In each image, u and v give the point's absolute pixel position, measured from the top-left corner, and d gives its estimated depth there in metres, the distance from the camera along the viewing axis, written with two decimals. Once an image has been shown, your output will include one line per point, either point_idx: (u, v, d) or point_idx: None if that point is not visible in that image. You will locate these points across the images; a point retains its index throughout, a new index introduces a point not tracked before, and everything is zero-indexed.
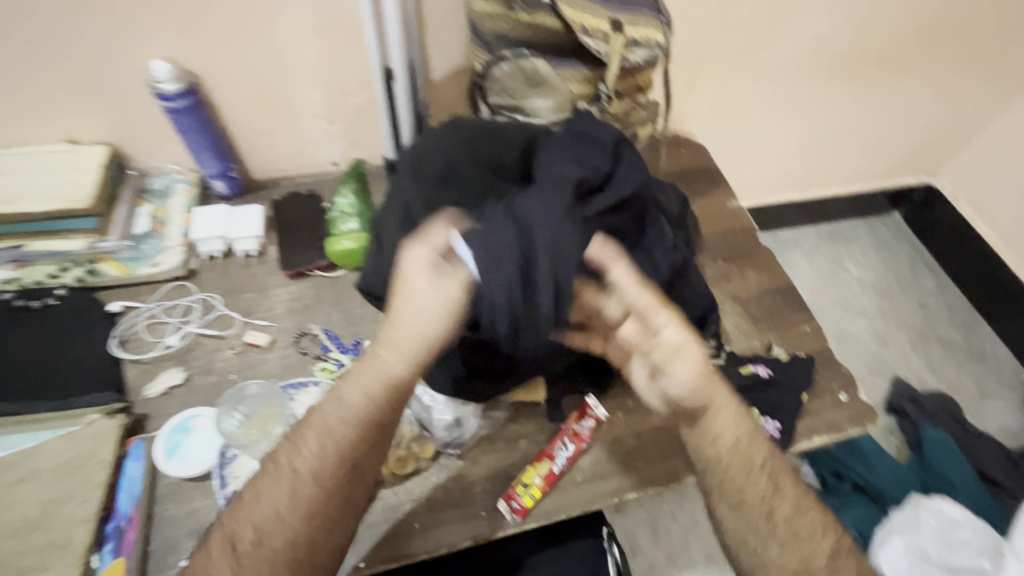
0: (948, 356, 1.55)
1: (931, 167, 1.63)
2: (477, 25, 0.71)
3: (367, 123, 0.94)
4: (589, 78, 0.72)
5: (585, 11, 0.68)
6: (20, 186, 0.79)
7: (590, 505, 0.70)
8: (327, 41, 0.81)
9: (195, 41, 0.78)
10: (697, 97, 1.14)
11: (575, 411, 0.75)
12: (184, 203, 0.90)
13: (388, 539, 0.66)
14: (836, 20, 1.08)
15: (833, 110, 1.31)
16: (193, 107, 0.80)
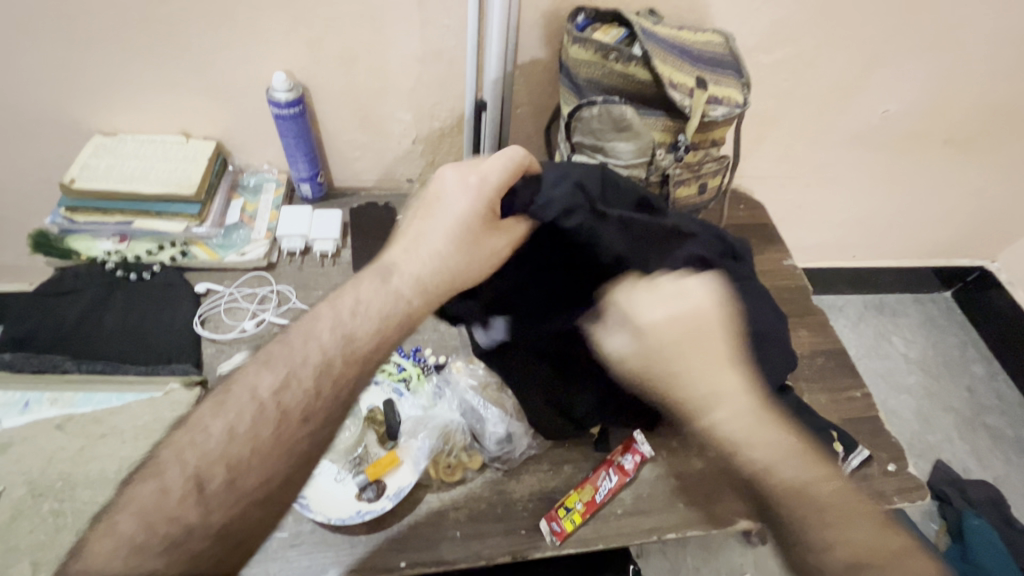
0: (996, 446, 1.49)
1: (988, 252, 1.61)
2: (569, 70, 0.77)
3: (448, 147, 1.00)
4: (670, 128, 0.77)
5: (674, 67, 0.73)
6: (137, 169, 0.87)
7: (627, 539, 0.71)
8: (427, 70, 0.89)
9: (313, 60, 0.86)
10: (760, 156, 1.18)
11: (621, 445, 0.77)
12: (272, 200, 0.97)
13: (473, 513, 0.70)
14: (906, 98, 1.11)
15: (894, 184, 1.32)
16: (299, 116, 0.88)
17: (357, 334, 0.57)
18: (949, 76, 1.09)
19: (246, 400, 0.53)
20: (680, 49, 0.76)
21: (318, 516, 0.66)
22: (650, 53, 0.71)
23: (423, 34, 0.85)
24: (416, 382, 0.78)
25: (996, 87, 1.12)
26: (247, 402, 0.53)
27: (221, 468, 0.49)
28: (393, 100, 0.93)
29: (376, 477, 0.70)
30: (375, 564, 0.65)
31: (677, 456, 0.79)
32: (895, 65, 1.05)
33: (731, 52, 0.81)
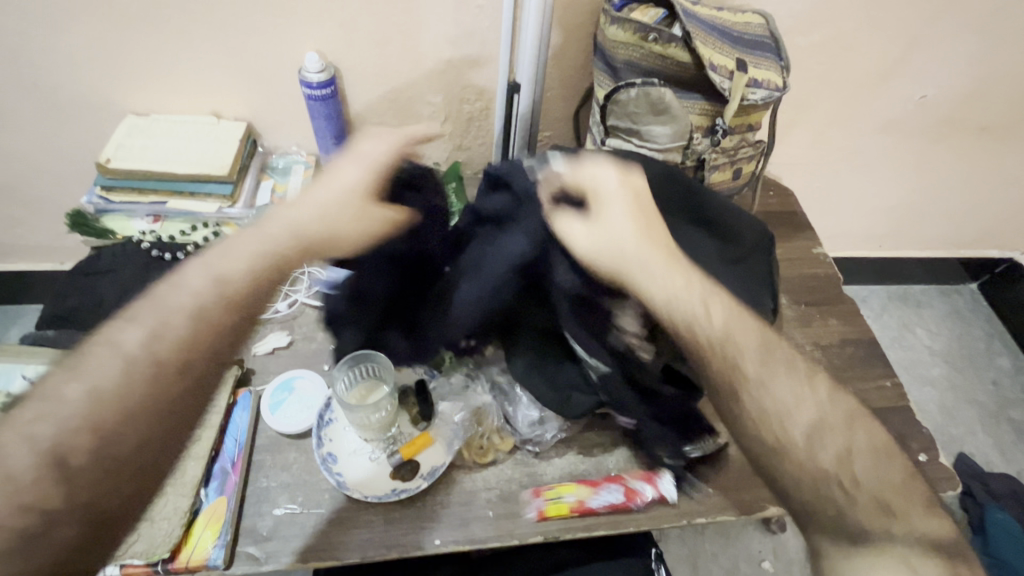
0: (1019, 439, 1.47)
1: (1018, 243, 1.58)
2: (608, 51, 0.76)
3: (476, 130, 1.00)
4: (709, 111, 0.76)
5: (714, 49, 0.72)
6: (168, 149, 0.88)
7: (658, 523, 0.71)
8: (459, 51, 0.88)
9: (345, 40, 0.86)
10: (791, 143, 1.16)
11: (641, 475, 0.75)
12: (301, 181, 0.97)
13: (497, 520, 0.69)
14: (945, 83, 1.08)
15: (925, 173, 1.29)
16: (331, 96, 0.88)
17: (230, 279, 0.56)
18: (989, 61, 1.05)
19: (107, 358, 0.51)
20: (720, 30, 0.74)
21: (354, 492, 0.68)
22: (691, 34, 0.70)
23: (457, 15, 0.83)
24: (448, 366, 0.78)
25: None
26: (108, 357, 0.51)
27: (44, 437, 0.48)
28: (422, 84, 0.92)
29: (410, 456, 0.71)
30: (409, 541, 0.66)
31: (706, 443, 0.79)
32: (935, 48, 1.02)
33: (771, 34, 0.79)
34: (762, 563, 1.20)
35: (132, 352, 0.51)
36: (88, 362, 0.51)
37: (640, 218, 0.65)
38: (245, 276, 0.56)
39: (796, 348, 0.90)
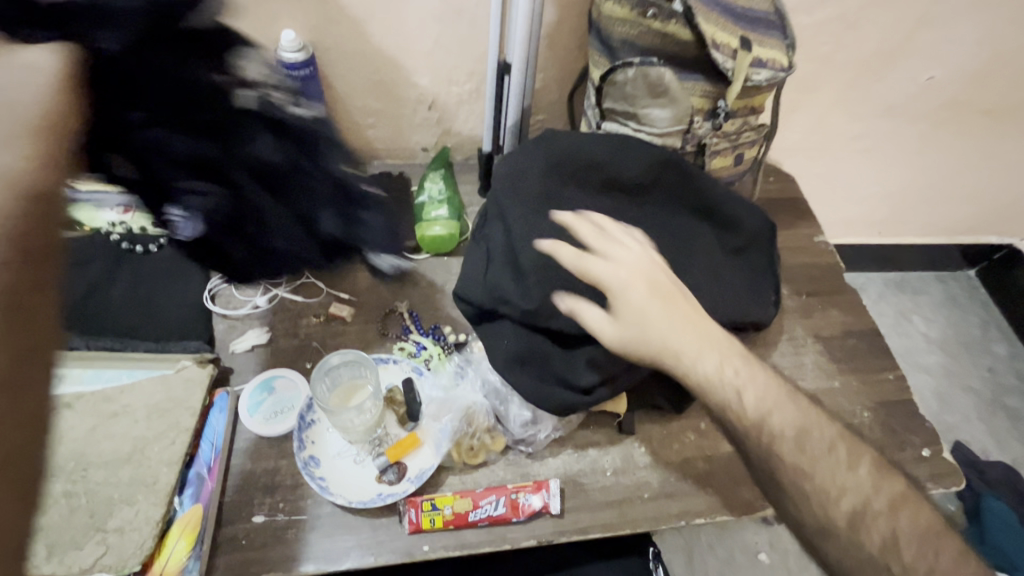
0: (1014, 426, 1.47)
1: (1017, 229, 1.56)
2: (605, 29, 0.71)
3: (465, 113, 0.95)
4: (710, 94, 0.71)
5: (718, 26, 0.67)
6: None
7: (655, 525, 0.69)
8: (446, 28, 0.83)
9: (323, 16, 0.80)
10: (792, 126, 1.11)
11: (532, 482, 0.69)
12: None
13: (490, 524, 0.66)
14: (954, 63, 1.04)
15: (928, 157, 1.26)
16: (311, 77, 0.83)
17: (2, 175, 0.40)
18: (999, 40, 1.01)
19: None
20: (724, 7, 0.70)
21: (338, 498, 0.64)
22: (693, 10, 0.65)
23: None
24: (436, 362, 0.76)
25: None
26: None
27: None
28: (407, 63, 0.87)
29: (397, 458, 0.68)
30: (397, 548, 0.63)
31: (704, 440, 0.76)
32: (944, 26, 0.97)
33: (776, 13, 0.75)
34: (757, 554, 1.19)
35: None
36: None
37: (659, 301, 0.54)
38: (11, 161, 0.41)
39: (797, 341, 0.87)
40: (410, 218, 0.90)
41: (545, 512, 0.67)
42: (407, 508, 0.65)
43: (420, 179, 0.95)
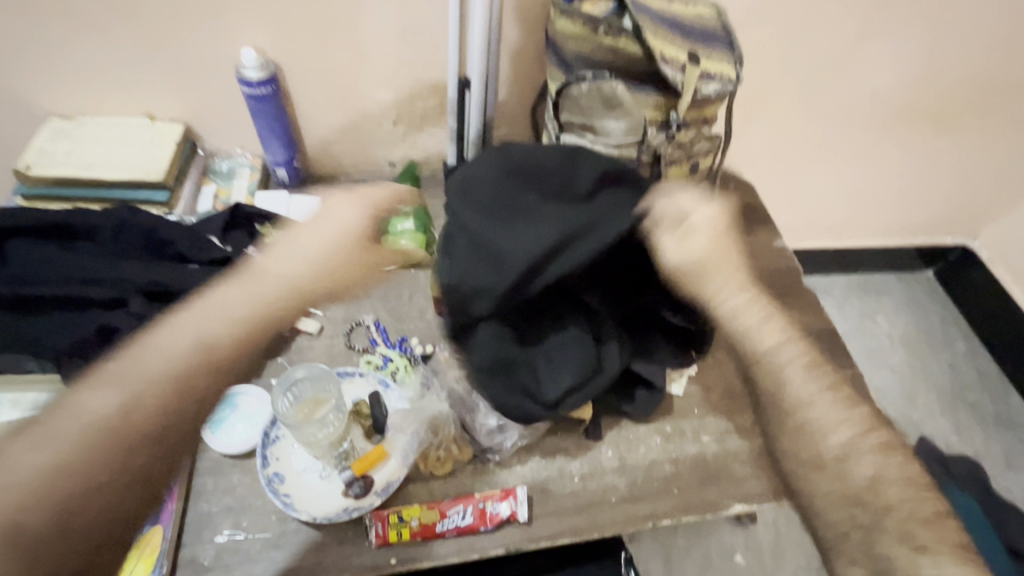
0: (975, 420, 1.52)
1: (969, 229, 1.62)
2: (558, 46, 0.74)
3: (430, 128, 0.96)
4: (662, 106, 0.74)
5: (666, 41, 0.70)
6: (97, 154, 0.83)
7: (622, 528, 0.70)
8: (406, 45, 0.84)
9: (283, 35, 0.81)
10: (749, 136, 1.15)
11: (500, 489, 0.69)
12: (246, 186, 0.93)
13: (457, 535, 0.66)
14: (894, 75, 1.09)
15: (878, 164, 1.31)
16: (272, 96, 0.84)
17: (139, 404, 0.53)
18: (934, 52, 1.07)
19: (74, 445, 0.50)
20: (672, 23, 0.73)
21: (303, 515, 0.64)
22: (641, 26, 0.69)
23: (402, 7, 0.80)
24: (403, 373, 0.76)
25: (982, 61, 1.11)
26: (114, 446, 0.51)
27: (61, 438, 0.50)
28: (369, 80, 0.88)
29: (363, 472, 0.67)
30: (363, 562, 0.63)
31: (670, 442, 0.77)
32: (883, 40, 1.02)
33: (723, 26, 0.78)
34: (734, 556, 1.20)
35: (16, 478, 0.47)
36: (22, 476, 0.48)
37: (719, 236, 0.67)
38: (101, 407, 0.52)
39: None
40: None
41: (513, 520, 0.68)
42: (374, 521, 0.65)
43: None
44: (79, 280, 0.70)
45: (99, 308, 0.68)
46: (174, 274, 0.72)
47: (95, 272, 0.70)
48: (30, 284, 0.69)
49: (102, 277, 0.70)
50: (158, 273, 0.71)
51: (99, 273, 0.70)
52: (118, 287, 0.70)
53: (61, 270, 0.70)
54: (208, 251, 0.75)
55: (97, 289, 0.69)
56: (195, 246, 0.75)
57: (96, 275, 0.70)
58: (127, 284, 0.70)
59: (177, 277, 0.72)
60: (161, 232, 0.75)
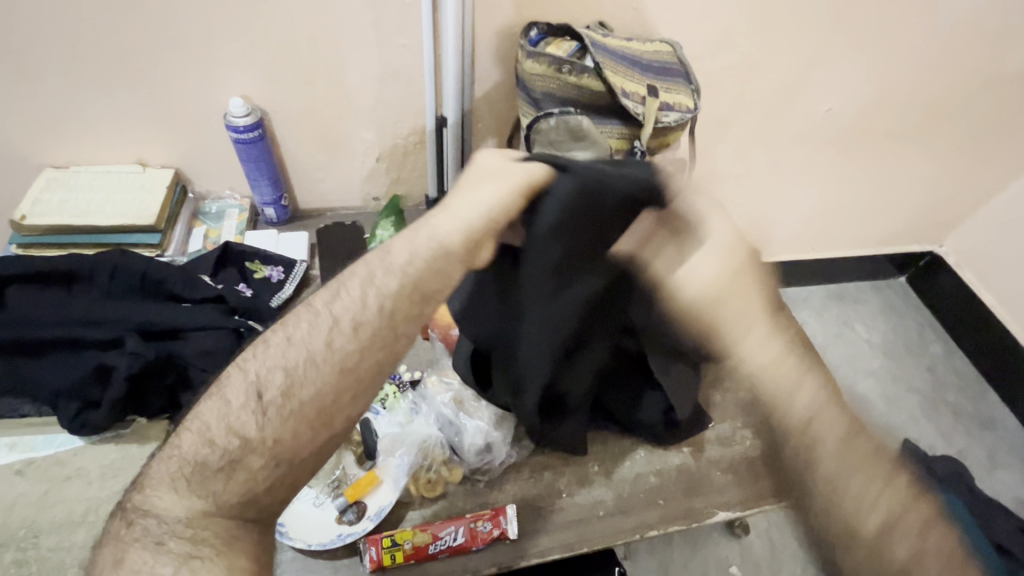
0: (957, 420, 1.53)
1: (934, 237, 1.65)
2: (527, 84, 0.80)
3: (411, 164, 1.01)
4: (626, 135, 0.79)
5: (624, 77, 0.76)
6: (91, 201, 0.86)
7: (610, 540, 0.72)
8: (385, 89, 0.90)
9: (268, 83, 0.86)
10: (716, 158, 1.21)
11: (490, 509, 0.71)
12: (235, 226, 0.97)
13: (451, 556, 0.68)
14: (847, 95, 1.14)
15: (842, 179, 1.36)
16: (259, 140, 0.88)
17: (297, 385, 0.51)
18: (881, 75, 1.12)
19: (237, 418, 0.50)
20: (630, 60, 0.79)
21: (298, 543, 0.66)
22: (601, 64, 0.74)
23: (379, 53, 0.85)
24: (392, 401, 0.78)
25: (929, 83, 1.15)
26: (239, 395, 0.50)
27: (277, 383, 0.50)
28: (352, 122, 0.93)
29: (356, 497, 0.70)
30: None
31: (654, 455, 0.80)
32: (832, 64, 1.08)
33: (680, 61, 0.84)
34: (729, 568, 1.21)
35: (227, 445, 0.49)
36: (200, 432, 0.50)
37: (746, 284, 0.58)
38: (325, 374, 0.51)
39: None
40: (364, 265, 0.94)
41: (504, 538, 0.70)
42: (367, 546, 0.66)
43: (373, 227, 1.00)
44: (75, 321, 0.72)
45: (95, 349, 0.70)
46: (167, 312, 0.74)
47: (90, 313, 0.73)
48: (25, 328, 0.71)
49: (97, 317, 0.72)
50: (152, 313, 0.74)
51: (94, 314, 0.73)
52: (113, 327, 0.72)
53: (58, 312, 0.73)
54: (200, 288, 0.79)
55: (91, 331, 0.71)
56: (188, 285, 0.78)
57: (92, 316, 0.72)
58: (122, 324, 0.72)
59: (170, 315, 0.74)
60: (155, 274, 0.78)
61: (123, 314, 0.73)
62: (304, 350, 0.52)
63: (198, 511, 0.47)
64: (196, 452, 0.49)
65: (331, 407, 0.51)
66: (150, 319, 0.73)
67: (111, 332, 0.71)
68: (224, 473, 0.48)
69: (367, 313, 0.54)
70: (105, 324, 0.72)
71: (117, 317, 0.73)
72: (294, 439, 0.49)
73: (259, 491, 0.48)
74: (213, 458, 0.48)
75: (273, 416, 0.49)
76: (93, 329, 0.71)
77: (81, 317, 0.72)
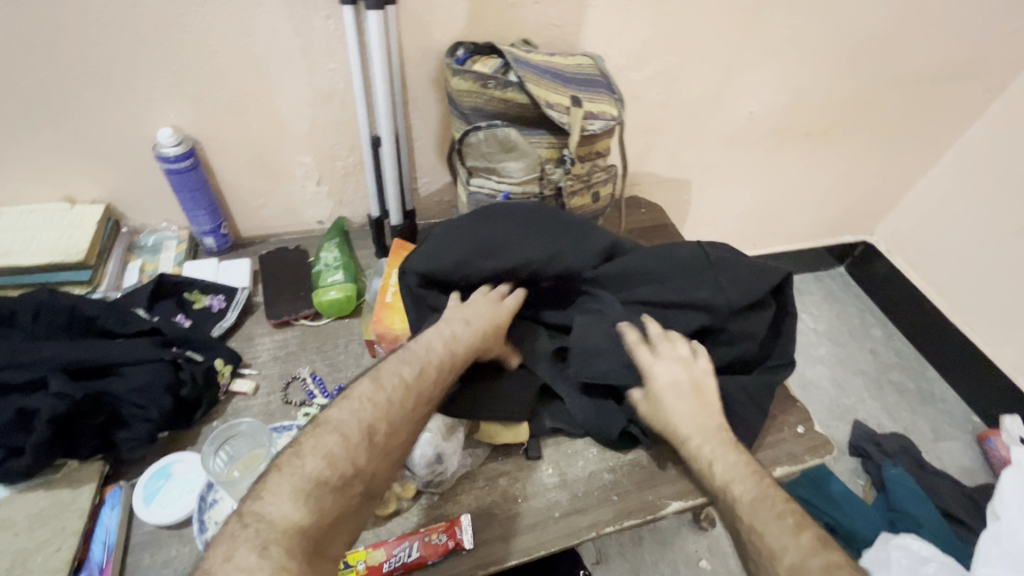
0: (902, 398, 1.56)
1: (866, 226, 1.74)
2: (455, 100, 0.83)
3: (352, 185, 1.02)
4: (555, 144, 0.83)
5: (548, 89, 0.79)
6: (14, 241, 0.83)
7: (567, 542, 0.72)
8: (319, 113, 0.91)
9: (199, 112, 0.86)
10: (652, 164, 1.25)
11: (445, 522, 0.71)
12: (173, 257, 0.95)
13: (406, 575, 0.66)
14: (767, 99, 1.20)
15: (774, 178, 1.43)
16: (192, 168, 0.87)
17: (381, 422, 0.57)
18: (797, 78, 1.18)
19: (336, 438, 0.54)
20: (552, 73, 0.82)
21: None
22: (523, 79, 0.77)
23: (311, 78, 0.86)
24: None
25: (839, 84, 1.22)
26: (352, 424, 0.56)
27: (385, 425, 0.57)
28: (288, 146, 0.94)
29: None
30: None
31: (606, 453, 0.81)
32: (753, 70, 1.13)
33: (602, 73, 0.89)
34: (700, 563, 1.22)
35: (321, 473, 0.52)
36: (315, 441, 0.54)
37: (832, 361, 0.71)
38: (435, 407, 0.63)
39: None
40: (308, 287, 0.94)
41: (459, 549, 0.69)
42: None
43: (317, 250, 1.00)
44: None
45: (17, 393, 0.67)
46: (100, 346, 0.72)
47: (12, 354, 0.69)
48: None
49: (18, 358, 0.69)
50: (83, 347, 0.71)
51: (16, 354, 0.69)
52: (39, 368, 0.69)
53: None
54: (133, 321, 0.77)
55: (10, 373, 0.68)
56: (122, 317, 0.76)
57: (14, 359, 0.69)
58: (47, 364, 0.69)
59: (102, 350, 0.71)
60: (85, 309, 0.75)
61: (51, 353, 0.70)
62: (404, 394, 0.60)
63: (301, 523, 0.49)
64: (319, 470, 0.52)
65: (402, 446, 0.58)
66: (80, 356, 0.70)
67: (37, 373, 0.68)
68: (332, 509, 0.51)
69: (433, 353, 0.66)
70: (30, 364, 0.69)
71: (42, 357, 0.69)
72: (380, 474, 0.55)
73: (341, 522, 0.52)
74: (332, 476, 0.52)
75: (374, 449, 0.55)
76: (17, 371, 0.68)
77: (1, 360, 0.68)
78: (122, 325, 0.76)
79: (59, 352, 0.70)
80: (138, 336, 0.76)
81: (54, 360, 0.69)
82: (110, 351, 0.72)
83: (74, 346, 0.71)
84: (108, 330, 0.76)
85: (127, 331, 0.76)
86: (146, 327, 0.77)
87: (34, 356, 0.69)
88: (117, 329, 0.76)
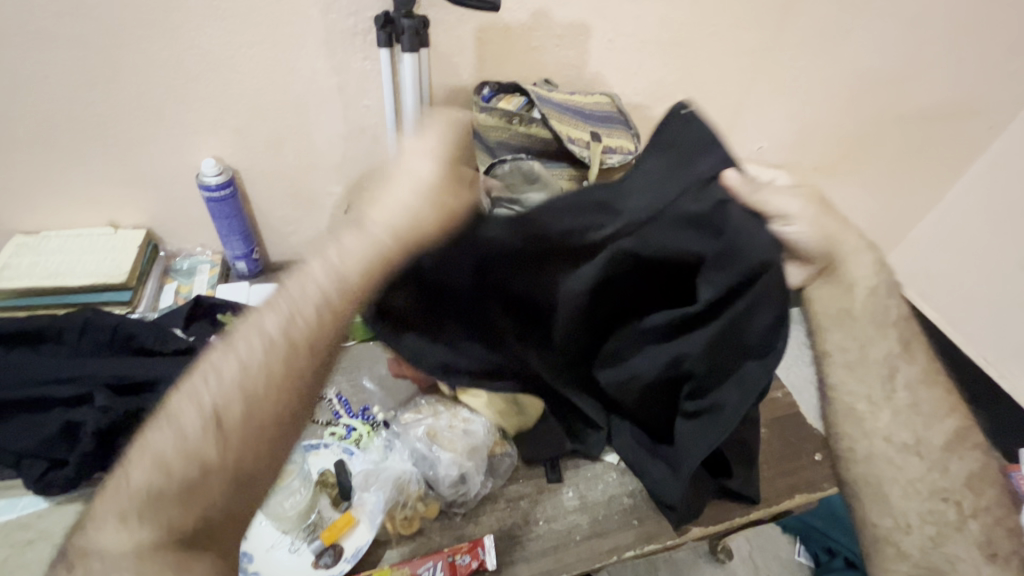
0: None
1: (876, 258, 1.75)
2: (481, 134, 0.87)
3: None
4: (575, 177, 0.87)
5: (570, 126, 0.85)
6: (62, 263, 0.88)
7: (587, 565, 0.73)
8: (351, 146, 0.96)
9: (240, 144, 0.91)
10: None
11: (468, 542, 0.72)
12: (207, 280, 0.99)
13: None
14: (775, 135, 1.25)
15: None
16: (230, 197, 0.92)
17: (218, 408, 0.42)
18: (804, 114, 1.23)
19: (175, 431, 0.41)
20: (573, 111, 0.88)
21: None
22: (546, 115, 0.83)
23: (345, 115, 0.92)
24: (366, 439, 0.80)
25: (845, 121, 1.27)
26: (190, 409, 0.42)
27: (215, 400, 0.42)
28: (321, 177, 0.99)
29: (333, 540, 0.70)
30: None
31: (627, 477, 0.81)
32: (761, 108, 1.18)
33: (619, 110, 0.93)
34: None
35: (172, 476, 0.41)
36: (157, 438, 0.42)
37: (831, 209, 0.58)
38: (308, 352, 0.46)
39: None
40: None
41: (483, 569, 0.70)
42: None
43: None
44: (41, 381, 0.72)
45: (62, 408, 0.71)
46: (138, 364, 0.75)
47: (59, 371, 0.73)
48: None
49: (66, 375, 0.73)
50: (122, 364, 0.75)
51: (63, 372, 0.73)
52: (83, 384, 0.72)
53: (31, 371, 0.73)
54: (169, 340, 0.80)
55: (58, 388, 0.71)
56: (161, 334, 0.80)
57: (61, 377, 0.73)
58: (91, 380, 0.73)
59: (138, 367, 0.74)
60: (126, 328, 0.79)
61: (93, 368, 0.74)
62: (232, 360, 0.43)
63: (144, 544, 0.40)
64: (153, 478, 0.41)
65: (264, 446, 0.43)
66: (120, 373, 0.73)
67: (80, 389, 0.71)
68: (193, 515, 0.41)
69: (326, 321, 0.44)
70: (76, 381, 0.73)
71: (86, 374, 0.73)
72: (246, 457, 0.42)
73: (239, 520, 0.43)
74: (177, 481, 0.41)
75: (228, 432, 0.42)
76: (64, 387, 0.72)
77: (49, 377, 0.73)
78: (157, 343, 0.79)
79: (102, 369, 0.74)
80: (175, 355, 0.79)
81: (98, 377, 0.73)
82: (147, 368, 0.75)
83: (115, 364, 0.75)
84: (145, 347, 0.79)
85: (164, 350, 0.79)
86: (182, 347, 0.80)
87: (78, 374, 0.73)
88: (155, 348, 0.79)
